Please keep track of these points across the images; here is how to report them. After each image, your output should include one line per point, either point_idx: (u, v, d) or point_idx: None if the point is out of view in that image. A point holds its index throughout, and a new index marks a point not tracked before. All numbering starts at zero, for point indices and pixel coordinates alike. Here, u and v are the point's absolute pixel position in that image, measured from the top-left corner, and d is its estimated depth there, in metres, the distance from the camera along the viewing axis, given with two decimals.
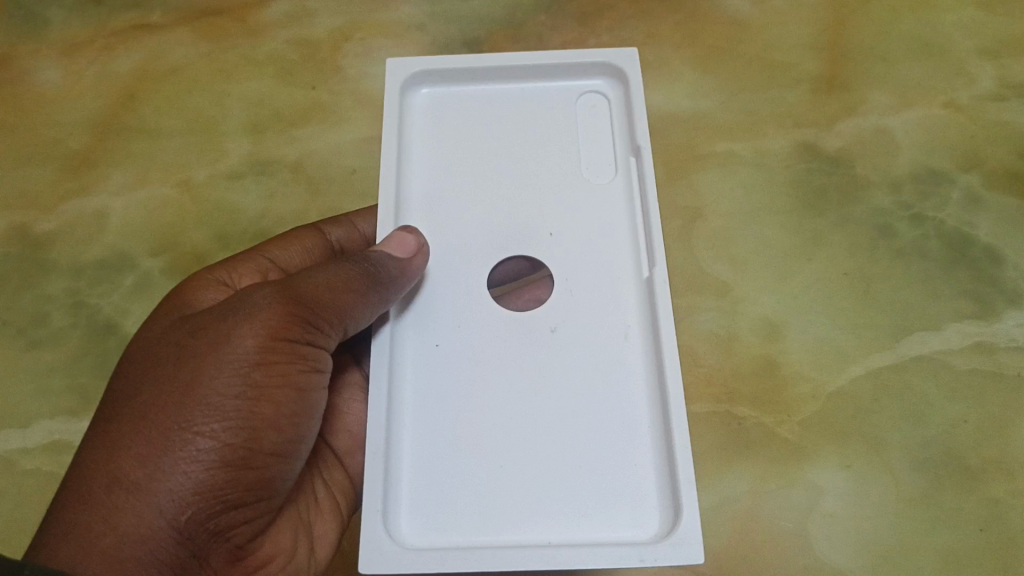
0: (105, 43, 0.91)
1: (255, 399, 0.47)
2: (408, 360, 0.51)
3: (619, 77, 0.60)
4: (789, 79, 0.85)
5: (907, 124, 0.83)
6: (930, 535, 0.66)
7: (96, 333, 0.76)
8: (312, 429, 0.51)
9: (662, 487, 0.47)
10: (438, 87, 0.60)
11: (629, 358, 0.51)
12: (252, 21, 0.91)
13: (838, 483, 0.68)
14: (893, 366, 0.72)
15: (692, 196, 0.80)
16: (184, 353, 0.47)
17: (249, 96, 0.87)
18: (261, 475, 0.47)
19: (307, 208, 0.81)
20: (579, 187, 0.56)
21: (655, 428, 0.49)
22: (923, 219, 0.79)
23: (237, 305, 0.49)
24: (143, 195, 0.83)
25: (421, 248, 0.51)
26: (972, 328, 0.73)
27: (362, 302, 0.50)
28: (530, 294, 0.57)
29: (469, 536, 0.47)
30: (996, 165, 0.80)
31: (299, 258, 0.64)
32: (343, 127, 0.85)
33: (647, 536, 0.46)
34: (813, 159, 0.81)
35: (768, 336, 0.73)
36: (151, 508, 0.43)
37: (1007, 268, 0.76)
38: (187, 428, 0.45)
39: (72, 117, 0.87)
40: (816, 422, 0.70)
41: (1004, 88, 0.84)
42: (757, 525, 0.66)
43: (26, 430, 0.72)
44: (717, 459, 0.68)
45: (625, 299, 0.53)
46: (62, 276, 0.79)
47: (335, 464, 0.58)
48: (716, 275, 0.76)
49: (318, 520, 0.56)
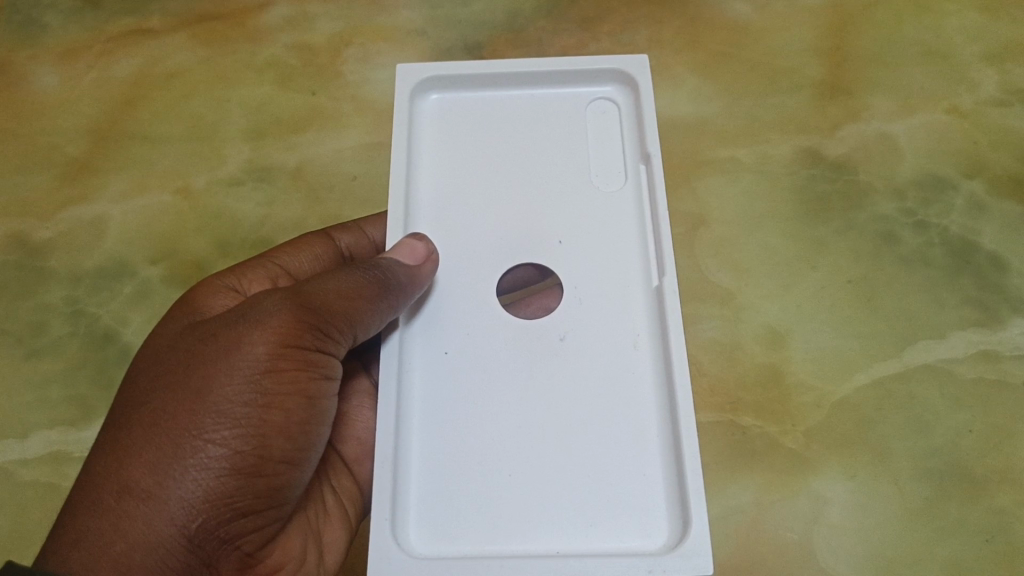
0: (103, 48, 0.90)
1: (266, 406, 0.46)
2: (418, 368, 0.51)
3: (629, 84, 0.59)
4: (791, 85, 0.85)
5: (910, 130, 0.83)
6: (937, 546, 0.65)
7: (94, 342, 0.75)
8: (322, 437, 0.50)
9: (672, 497, 0.47)
10: (448, 93, 0.59)
11: (639, 366, 0.51)
12: (252, 25, 0.90)
13: (844, 493, 0.67)
14: (897, 374, 0.72)
15: (695, 203, 0.80)
16: (195, 360, 0.46)
17: (249, 102, 0.87)
18: (272, 483, 0.47)
19: (307, 216, 0.81)
20: (588, 194, 0.55)
21: (665, 437, 0.48)
22: (926, 226, 0.79)
23: (248, 310, 0.48)
24: (142, 202, 0.82)
25: (430, 255, 0.51)
26: (978, 336, 0.73)
27: (372, 309, 0.49)
28: (540, 303, 0.57)
29: (478, 545, 0.46)
30: (998, 172, 0.81)
31: (309, 265, 0.63)
32: (344, 134, 0.84)
33: (656, 547, 0.46)
34: (815, 165, 0.81)
35: (772, 344, 0.73)
36: (162, 516, 0.43)
37: (1010, 275, 0.76)
38: (198, 435, 0.44)
39: (70, 123, 0.86)
40: (821, 431, 0.70)
41: (1006, 94, 0.85)
42: (763, 536, 0.66)
43: (24, 442, 0.71)
44: (722, 469, 0.68)
45: (635, 306, 0.52)
46: (60, 285, 0.78)
47: (343, 471, 0.57)
48: (718, 283, 0.76)
49: (327, 527, 0.55)
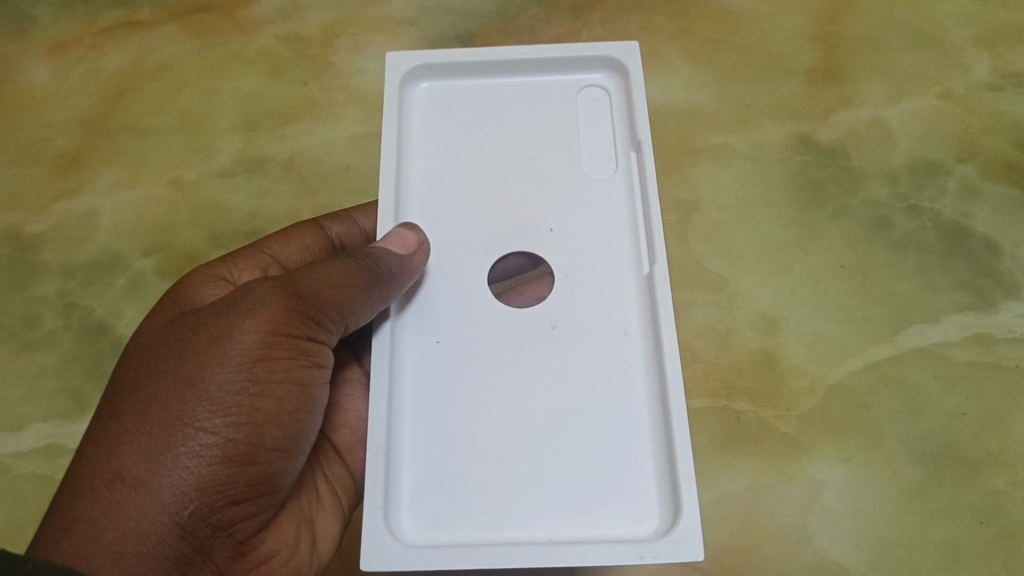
0: (93, 40, 0.89)
1: (257, 394, 0.46)
2: (408, 358, 0.51)
3: (620, 71, 0.59)
4: (784, 71, 0.85)
5: (903, 115, 0.83)
6: (931, 528, 0.66)
7: (89, 334, 0.75)
8: (314, 425, 0.50)
9: (663, 484, 0.47)
10: (437, 81, 0.59)
11: (630, 354, 0.51)
12: (242, 17, 0.90)
13: (839, 476, 0.68)
14: (891, 358, 0.72)
15: (688, 190, 0.80)
16: (185, 348, 0.46)
17: (240, 94, 0.86)
18: (263, 470, 0.47)
19: (299, 206, 0.81)
20: (579, 182, 0.55)
21: (656, 424, 0.49)
22: (919, 210, 0.79)
23: (238, 299, 0.48)
24: (134, 194, 0.82)
25: (421, 245, 0.51)
26: (970, 319, 0.73)
27: (363, 298, 0.49)
28: (531, 292, 0.57)
29: (471, 533, 0.46)
30: (993, 156, 0.81)
31: (299, 254, 0.63)
32: (335, 124, 0.84)
33: (647, 533, 0.46)
34: (809, 151, 0.81)
35: (765, 330, 0.73)
36: (154, 504, 0.43)
37: (1004, 259, 0.76)
38: (189, 423, 0.44)
39: (60, 117, 0.86)
40: (815, 416, 0.70)
41: (998, 78, 0.84)
42: (757, 520, 0.66)
43: (20, 434, 0.71)
44: (716, 454, 0.68)
45: (626, 295, 0.52)
46: (53, 278, 0.78)
47: (335, 459, 0.58)
48: (713, 269, 0.76)
49: (320, 515, 0.55)
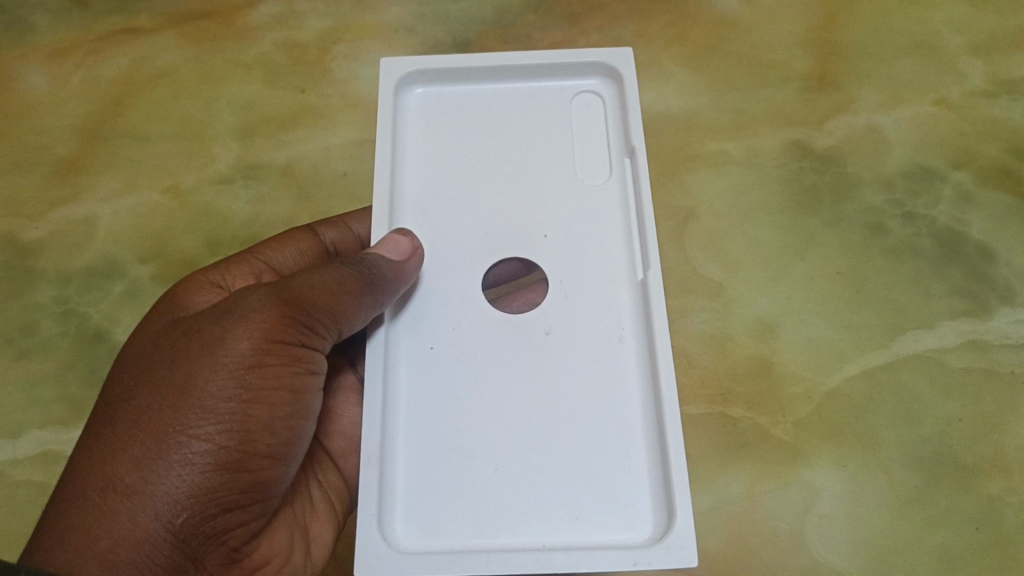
0: (92, 47, 0.90)
1: (250, 401, 0.46)
2: (403, 363, 0.51)
3: (615, 78, 0.59)
4: (780, 78, 0.85)
5: (898, 122, 0.83)
6: (927, 535, 0.66)
7: (86, 341, 0.75)
8: (308, 431, 0.50)
9: (657, 490, 0.47)
10: (432, 87, 0.59)
11: (624, 359, 0.51)
12: (240, 23, 0.90)
13: (836, 483, 0.68)
14: (886, 365, 0.72)
15: (684, 197, 0.80)
16: (178, 355, 0.46)
17: (238, 100, 0.87)
18: (257, 477, 0.47)
19: (295, 213, 0.81)
20: (574, 188, 0.55)
21: (650, 431, 0.49)
22: (914, 217, 0.79)
23: (231, 306, 0.48)
24: (132, 201, 0.82)
25: (415, 251, 0.51)
26: (966, 326, 0.73)
27: (356, 303, 0.49)
28: (526, 297, 0.57)
29: (464, 539, 0.46)
30: (987, 163, 0.81)
31: (292, 260, 0.64)
32: (331, 130, 0.84)
33: (641, 540, 0.46)
34: (804, 158, 0.81)
35: (761, 336, 0.73)
36: (146, 512, 0.43)
37: (999, 265, 0.76)
38: (182, 431, 0.44)
39: (59, 123, 0.86)
40: (811, 422, 0.70)
41: (993, 85, 0.85)
42: (754, 527, 0.66)
43: (16, 441, 0.71)
44: (713, 461, 0.68)
45: (620, 301, 0.52)
46: (50, 284, 0.78)
47: (329, 466, 0.58)
48: (709, 276, 0.76)
49: (314, 522, 0.55)
